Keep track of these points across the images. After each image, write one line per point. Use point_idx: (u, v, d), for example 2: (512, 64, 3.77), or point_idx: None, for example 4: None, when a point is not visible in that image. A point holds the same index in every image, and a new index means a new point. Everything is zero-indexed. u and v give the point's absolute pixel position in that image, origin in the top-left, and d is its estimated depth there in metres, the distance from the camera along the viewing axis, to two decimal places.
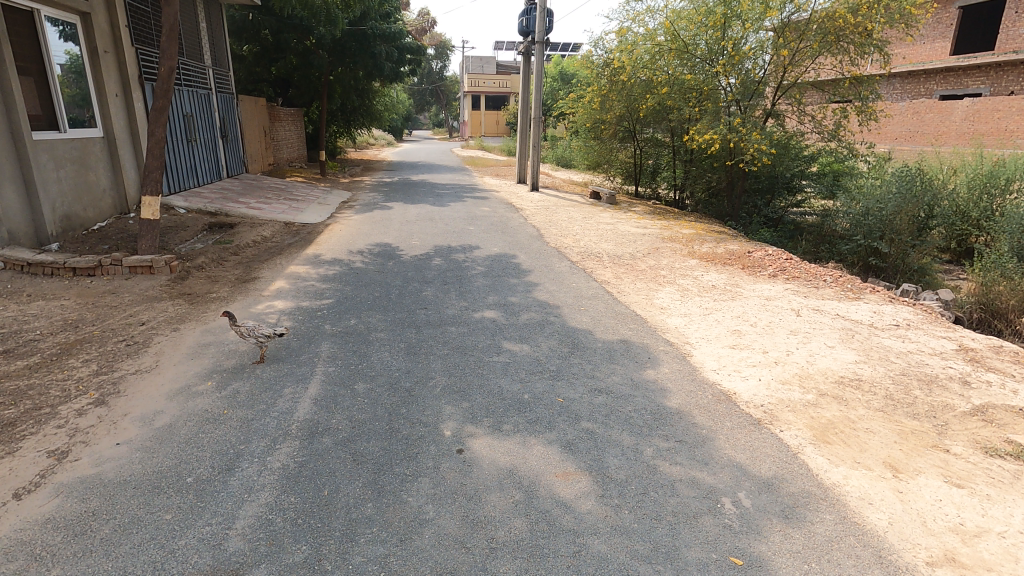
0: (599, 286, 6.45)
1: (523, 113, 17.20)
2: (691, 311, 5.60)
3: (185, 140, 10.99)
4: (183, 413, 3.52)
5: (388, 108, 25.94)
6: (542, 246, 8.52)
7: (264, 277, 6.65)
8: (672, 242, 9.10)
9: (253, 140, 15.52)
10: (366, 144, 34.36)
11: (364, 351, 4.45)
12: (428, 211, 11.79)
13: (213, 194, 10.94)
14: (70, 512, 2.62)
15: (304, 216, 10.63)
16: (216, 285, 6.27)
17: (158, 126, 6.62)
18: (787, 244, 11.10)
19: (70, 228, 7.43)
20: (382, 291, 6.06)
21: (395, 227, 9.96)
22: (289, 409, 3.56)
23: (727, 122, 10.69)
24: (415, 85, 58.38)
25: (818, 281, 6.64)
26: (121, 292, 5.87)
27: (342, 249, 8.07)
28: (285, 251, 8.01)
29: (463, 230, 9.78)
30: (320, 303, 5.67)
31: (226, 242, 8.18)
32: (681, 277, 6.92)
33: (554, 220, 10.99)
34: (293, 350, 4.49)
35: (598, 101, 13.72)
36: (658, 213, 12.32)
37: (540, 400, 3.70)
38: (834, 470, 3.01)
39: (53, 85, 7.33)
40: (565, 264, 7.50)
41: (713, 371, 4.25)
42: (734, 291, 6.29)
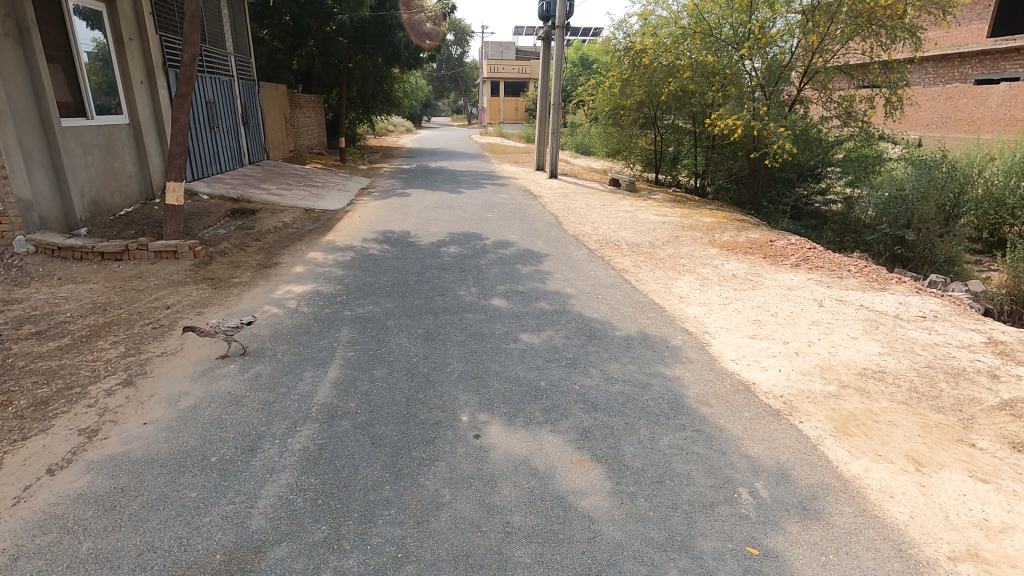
0: (617, 274, 6.41)
1: (542, 99, 17.04)
2: (711, 300, 5.54)
3: (208, 127, 11.13)
4: (207, 394, 3.61)
5: (407, 94, 25.90)
6: (560, 234, 8.49)
7: (285, 262, 6.74)
8: (693, 230, 8.99)
9: (274, 127, 15.66)
10: (385, 130, 34.43)
11: (383, 336, 4.50)
12: (446, 198, 11.80)
13: (235, 180, 11.09)
14: (100, 488, 2.71)
15: (324, 203, 10.73)
16: (238, 271, 6.38)
17: (182, 113, 6.70)
18: (810, 233, 10.86)
19: (98, 213, 7.59)
20: (400, 278, 6.10)
21: (413, 214, 9.99)
22: (309, 392, 3.63)
23: (751, 109, 10.48)
24: (434, 72, 58.17)
25: (842, 270, 6.51)
26: (148, 277, 6.01)
27: (360, 235, 8.12)
28: (305, 237, 8.10)
29: (481, 217, 9.77)
30: (339, 289, 5.73)
31: (248, 228, 8.30)
32: (701, 266, 6.85)
33: (573, 208, 10.92)
34: (313, 335, 4.56)
35: (618, 87, 13.52)
36: (677, 200, 12.15)
37: (556, 387, 3.71)
38: (855, 462, 2.97)
39: (80, 73, 7.46)
40: (583, 251, 7.47)
41: (732, 360, 4.20)
42: (754, 280, 6.20)
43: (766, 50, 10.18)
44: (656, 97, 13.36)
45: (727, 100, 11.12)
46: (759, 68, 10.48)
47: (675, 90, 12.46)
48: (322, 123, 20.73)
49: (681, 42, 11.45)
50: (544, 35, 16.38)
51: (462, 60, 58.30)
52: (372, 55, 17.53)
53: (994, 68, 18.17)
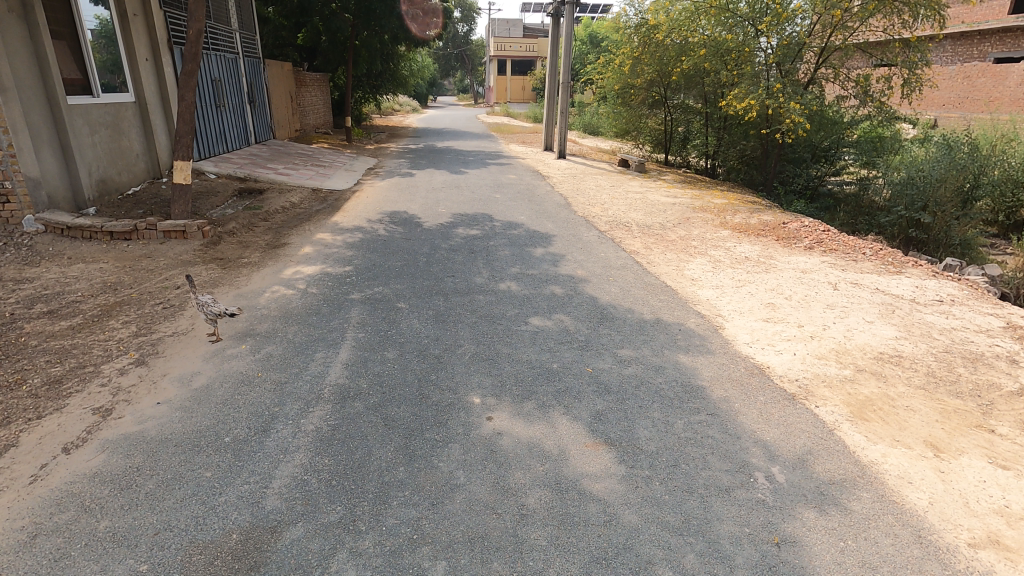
0: (628, 256, 6.33)
1: (551, 78, 16.76)
2: (723, 283, 5.47)
3: (213, 105, 11.03)
4: (219, 374, 3.61)
5: (413, 72, 25.56)
6: (570, 215, 8.40)
7: (293, 243, 6.72)
8: (704, 212, 8.87)
9: (280, 106, 15.52)
10: (391, 110, 34.07)
11: (393, 317, 4.48)
12: (454, 178, 11.69)
13: (242, 159, 11.04)
14: (116, 467, 2.72)
15: (331, 183, 10.66)
16: (247, 251, 6.35)
17: (189, 91, 6.61)
18: (823, 215, 10.69)
19: (105, 193, 7.58)
20: (409, 259, 6.05)
21: (421, 194, 9.91)
22: (321, 373, 3.62)
23: (766, 87, 10.22)
24: (440, 50, 57.31)
25: (857, 254, 6.41)
26: (157, 257, 5.99)
27: (368, 216, 8.06)
28: (313, 218, 8.06)
29: (490, 198, 9.69)
30: (347, 270, 5.69)
31: (256, 208, 8.26)
32: (712, 248, 6.76)
33: (582, 188, 10.79)
34: (324, 315, 4.54)
35: (630, 65, 13.30)
36: (688, 181, 11.99)
37: (569, 370, 3.69)
38: (873, 448, 2.94)
39: (86, 50, 7.37)
40: (594, 233, 7.39)
41: (746, 344, 4.16)
42: (767, 263, 6.11)
43: (783, 28, 9.90)
44: (668, 76, 13.13)
45: (742, 79, 10.89)
46: (777, 45, 10.19)
47: (688, 68, 12.36)
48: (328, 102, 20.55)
49: (696, 18, 11.18)
50: (553, 11, 16.04)
51: (469, 37, 57.41)
52: (378, 32, 17.24)
53: (1014, 45, 17.70)
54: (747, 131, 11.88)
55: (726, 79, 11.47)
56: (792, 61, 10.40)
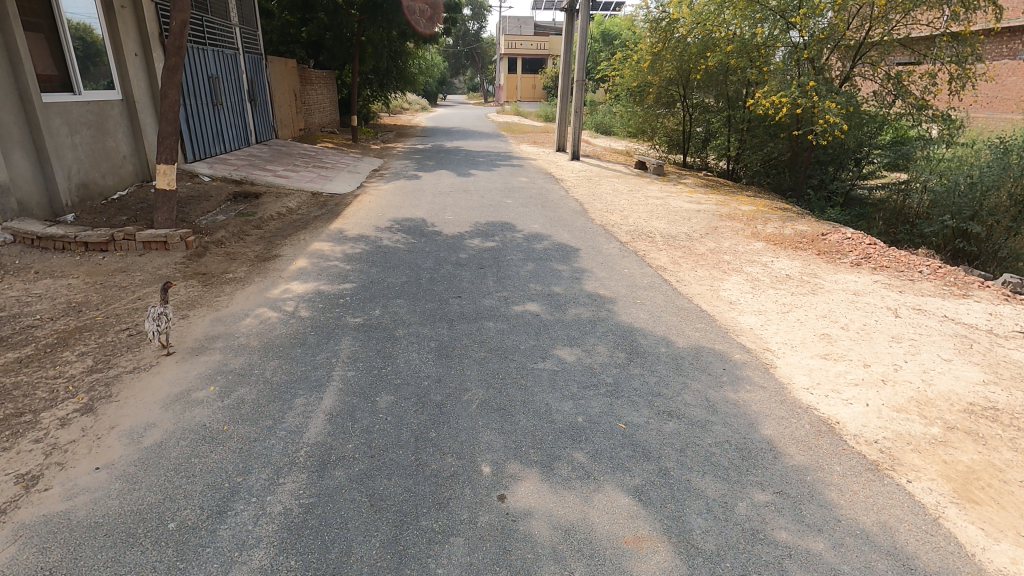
0: (654, 273, 5.69)
1: (565, 76, 16.09)
2: (767, 307, 4.81)
3: (209, 104, 10.49)
4: (177, 428, 3.00)
5: (422, 70, 24.95)
6: (587, 224, 7.75)
7: (285, 255, 6.12)
8: (732, 221, 8.19)
9: (283, 104, 14.96)
10: (400, 108, 33.50)
11: (389, 351, 3.86)
12: (462, 181, 11.07)
13: (240, 161, 10.49)
14: (22, 570, 2.12)
15: (332, 186, 10.06)
16: (233, 265, 5.77)
17: (172, 88, 6.00)
18: (858, 222, 9.97)
19: (87, 198, 7.04)
20: (411, 275, 5.44)
21: (427, 199, 9.29)
22: (298, 427, 3.01)
23: (798, 85, 9.49)
24: (450, 48, 56.73)
25: (912, 272, 5.71)
26: (133, 271, 5.42)
27: (370, 223, 7.46)
28: (310, 225, 7.47)
29: (500, 203, 9.06)
30: (342, 289, 5.10)
31: (249, 214, 7.68)
32: (747, 263, 6.09)
33: (598, 193, 10.16)
34: (309, 347, 3.93)
35: (649, 62, 12.64)
36: (710, 185, 11.33)
37: (597, 427, 3.04)
38: (997, 549, 2.28)
39: (66, 44, 6.83)
40: (614, 244, 6.74)
41: (806, 390, 3.49)
42: (813, 282, 5.44)
43: (821, 19, 9.12)
44: (690, 73, 12.43)
45: (771, 76, 10.18)
46: (813, 38, 9.42)
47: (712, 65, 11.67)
48: (334, 100, 20.00)
49: (722, 11, 10.47)
50: (567, 5, 15.35)
51: (479, 35, 56.79)
52: (385, 28, 16.62)
53: None
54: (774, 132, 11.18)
55: (754, 77, 10.77)
56: (827, 56, 9.64)
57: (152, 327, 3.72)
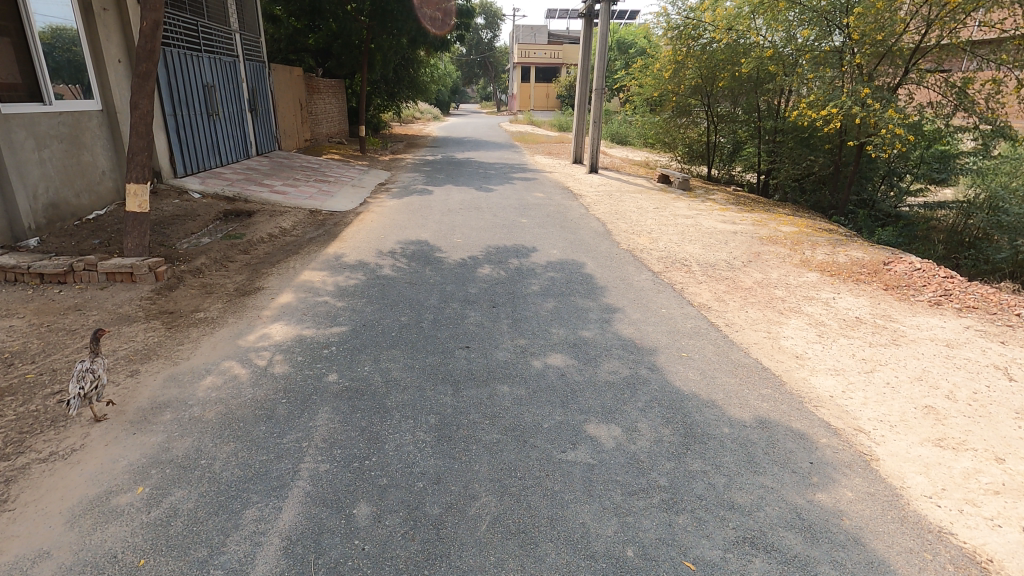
0: (697, 314, 4.83)
1: (583, 84, 15.27)
2: (844, 364, 3.91)
3: (204, 114, 9.81)
4: (75, 563, 2.19)
5: (434, 78, 24.27)
6: (614, 249, 6.90)
7: (269, 287, 5.35)
8: (775, 245, 7.30)
9: (287, 114, 14.31)
10: (411, 117, 32.98)
11: (377, 431, 3.03)
12: (473, 197, 10.28)
13: (236, 175, 9.79)
14: None
15: (333, 202, 9.31)
16: (207, 301, 4.98)
17: (144, 97, 5.28)
18: (911, 243, 9.05)
19: (57, 219, 6.34)
20: (412, 317, 4.62)
21: (434, 218, 8.50)
22: (241, 564, 2.18)
23: (851, 93, 8.55)
24: (463, 57, 56.46)
25: (1010, 315, 4.77)
26: (88, 310, 4.65)
27: (369, 247, 6.66)
28: (302, 249, 6.70)
29: (515, 223, 8.25)
30: (329, 334, 4.30)
31: (236, 236, 6.94)
32: (806, 300, 5.20)
33: (621, 211, 9.34)
34: (277, 423, 3.11)
35: (673, 69, 11.77)
36: (743, 202, 10.42)
37: (654, 568, 2.17)
38: None
39: (35, 49, 6.16)
40: (646, 275, 5.89)
41: (931, 501, 2.59)
42: (892, 329, 4.53)
43: (875, 20, 8.21)
44: (718, 80, 11.55)
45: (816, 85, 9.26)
46: (863, 41, 8.51)
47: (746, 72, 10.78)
48: (343, 110, 19.40)
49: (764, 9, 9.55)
50: (585, 11, 14.54)
51: (492, 44, 56.37)
52: (395, 35, 15.94)
53: None
54: (814, 145, 10.27)
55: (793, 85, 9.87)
56: (879, 62, 8.73)
57: (75, 391, 3.01)
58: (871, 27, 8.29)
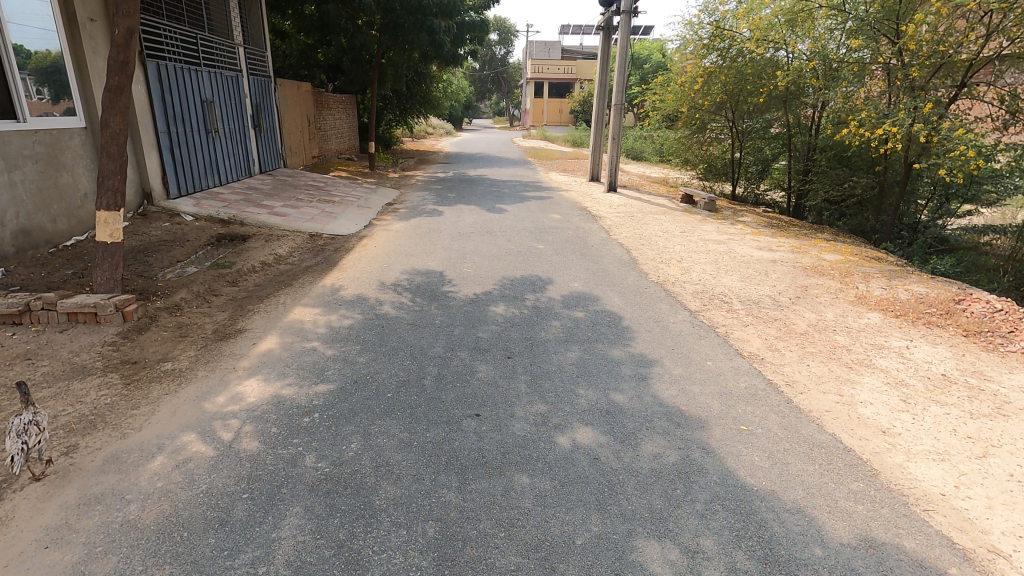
0: (749, 369, 4.08)
1: (601, 99, 14.64)
2: (949, 447, 3.12)
3: (201, 131, 9.26)
4: None
5: (446, 93, 23.84)
6: (643, 282, 6.17)
7: (251, 329, 4.69)
8: (822, 277, 6.53)
9: (294, 130, 13.82)
10: (423, 133, 32.73)
11: (359, 550, 2.31)
12: (485, 219, 9.63)
13: (234, 195, 9.22)
14: None
15: (336, 225, 8.69)
16: (178, 347, 4.32)
17: (116, 114, 4.70)
18: (968, 273, 8.20)
19: (28, 246, 5.77)
20: (412, 372, 3.92)
21: (443, 243, 7.84)
22: None
23: (911, 110, 7.75)
24: (476, 73, 56.44)
25: None
26: (39, 360, 4.00)
27: (370, 278, 6.00)
28: (296, 280, 6.05)
29: (531, 249, 7.57)
30: (313, 394, 3.61)
31: (225, 265, 6.32)
32: (875, 351, 4.42)
33: (645, 235, 8.62)
34: (231, 536, 2.40)
35: (704, 81, 11.20)
36: (776, 225, 9.65)
37: None
38: None
39: (9, 62, 5.63)
40: (683, 316, 5.15)
41: None
42: (992, 392, 3.74)
43: (935, 29, 7.57)
44: (746, 94, 10.84)
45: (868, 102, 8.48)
46: (917, 52, 7.82)
47: (784, 85, 10.05)
48: (353, 125, 18.97)
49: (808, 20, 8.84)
50: (603, 24, 13.97)
51: (505, 60, 56.29)
52: (406, 50, 15.45)
53: None
54: (857, 165, 9.49)
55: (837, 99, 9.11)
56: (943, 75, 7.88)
57: (16, 448, 2.59)
58: (931, 36, 7.66)
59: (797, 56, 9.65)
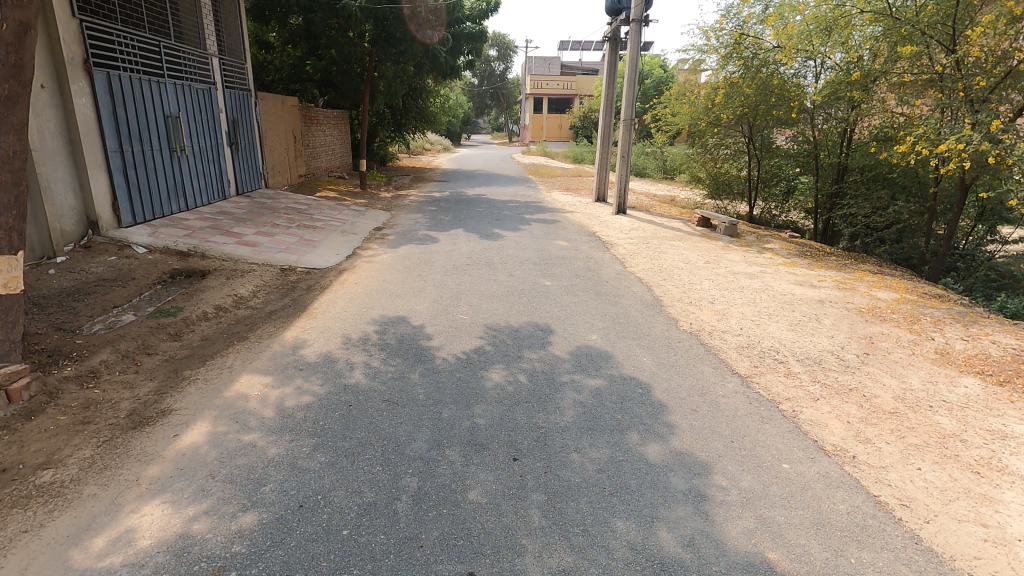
0: (843, 478, 2.99)
1: (608, 114, 13.68)
2: None
3: (164, 149, 8.19)
4: None
5: (444, 109, 22.98)
6: (674, 333, 5.09)
7: (178, 412, 3.57)
8: (887, 325, 5.46)
9: (277, 147, 12.81)
10: (420, 149, 31.98)
11: None
12: (483, 247, 8.59)
13: (200, 222, 8.17)
14: None
15: (313, 256, 7.61)
16: (72, 444, 3.21)
17: (8, 133, 3.64)
18: None
19: None
20: (382, 489, 2.82)
21: (434, 279, 6.78)
22: None
23: (979, 126, 6.55)
24: (475, 89, 55.99)
25: None
26: None
27: (343, 330, 4.93)
28: (253, 334, 4.94)
29: (537, 287, 6.50)
30: (236, 532, 2.51)
31: (169, 312, 5.23)
32: (1002, 445, 3.33)
33: (665, 267, 7.57)
34: None
35: (727, 92, 10.18)
36: (809, 254, 8.63)
37: None
38: None
39: None
40: (735, 385, 4.06)
41: None
42: None
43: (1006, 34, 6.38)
44: (770, 107, 9.82)
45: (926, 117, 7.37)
46: (980, 59, 6.63)
47: (818, 96, 9.02)
48: (345, 142, 18.00)
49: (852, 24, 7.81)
50: (611, 34, 13.06)
51: (504, 75, 55.83)
52: (399, 62, 14.51)
53: None
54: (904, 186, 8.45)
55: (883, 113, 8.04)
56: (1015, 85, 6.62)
57: None
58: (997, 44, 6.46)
59: (835, 64, 8.62)
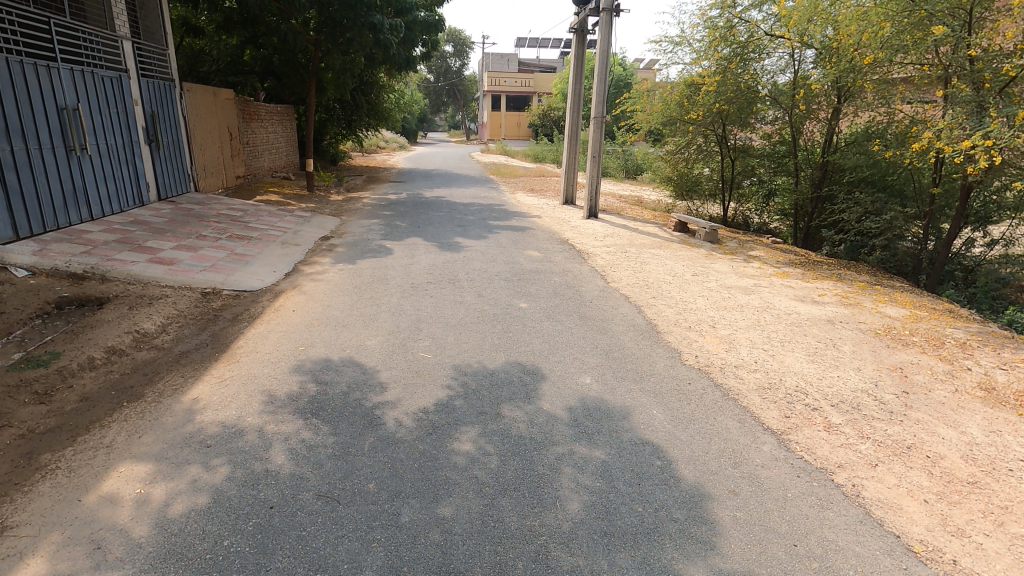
0: None
1: (576, 111, 12.85)
2: None
3: (58, 148, 6.82)
4: None
5: (399, 105, 21.72)
6: (681, 371, 4.25)
7: (13, 534, 2.45)
8: (914, 351, 4.78)
9: (209, 145, 11.39)
10: (373, 147, 30.45)
11: None
12: (445, 259, 7.57)
13: (106, 235, 6.84)
14: None
15: (244, 276, 6.42)
16: None
17: None
18: None
19: None
20: None
21: (389, 301, 5.75)
22: None
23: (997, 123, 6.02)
24: (430, 85, 54.42)
25: None
26: None
27: (270, 382, 3.84)
28: (151, 390, 3.80)
29: (511, 310, 5.56)
30: None
31: (39, 362, 4.01)
32: None
33: (652, 282, 6.76)
34: None
35: (708, 86, 9.50)
36: (798, 263, 8.02)
37: None
38: None
39: None
40: (772, 449, 3.22)
41: None
42: None
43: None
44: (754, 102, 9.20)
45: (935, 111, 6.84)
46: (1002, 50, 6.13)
47: (810, 89, 8.42)
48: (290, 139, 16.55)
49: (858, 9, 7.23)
50: (578, 25, 12.22)
51: (460, 71, 54.49)
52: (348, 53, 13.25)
53: None
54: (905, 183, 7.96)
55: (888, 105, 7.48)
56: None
57: None
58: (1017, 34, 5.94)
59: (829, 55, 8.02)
